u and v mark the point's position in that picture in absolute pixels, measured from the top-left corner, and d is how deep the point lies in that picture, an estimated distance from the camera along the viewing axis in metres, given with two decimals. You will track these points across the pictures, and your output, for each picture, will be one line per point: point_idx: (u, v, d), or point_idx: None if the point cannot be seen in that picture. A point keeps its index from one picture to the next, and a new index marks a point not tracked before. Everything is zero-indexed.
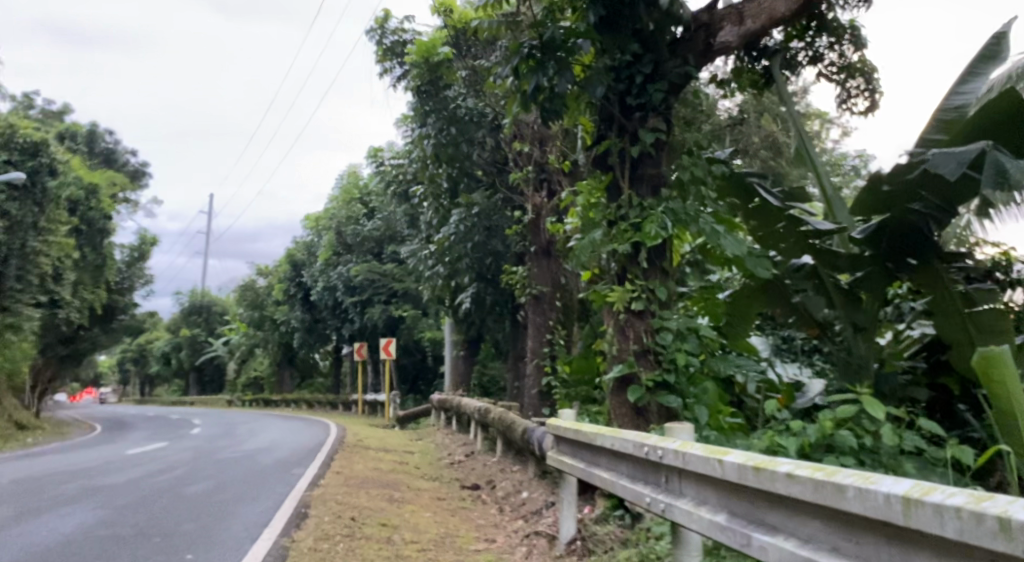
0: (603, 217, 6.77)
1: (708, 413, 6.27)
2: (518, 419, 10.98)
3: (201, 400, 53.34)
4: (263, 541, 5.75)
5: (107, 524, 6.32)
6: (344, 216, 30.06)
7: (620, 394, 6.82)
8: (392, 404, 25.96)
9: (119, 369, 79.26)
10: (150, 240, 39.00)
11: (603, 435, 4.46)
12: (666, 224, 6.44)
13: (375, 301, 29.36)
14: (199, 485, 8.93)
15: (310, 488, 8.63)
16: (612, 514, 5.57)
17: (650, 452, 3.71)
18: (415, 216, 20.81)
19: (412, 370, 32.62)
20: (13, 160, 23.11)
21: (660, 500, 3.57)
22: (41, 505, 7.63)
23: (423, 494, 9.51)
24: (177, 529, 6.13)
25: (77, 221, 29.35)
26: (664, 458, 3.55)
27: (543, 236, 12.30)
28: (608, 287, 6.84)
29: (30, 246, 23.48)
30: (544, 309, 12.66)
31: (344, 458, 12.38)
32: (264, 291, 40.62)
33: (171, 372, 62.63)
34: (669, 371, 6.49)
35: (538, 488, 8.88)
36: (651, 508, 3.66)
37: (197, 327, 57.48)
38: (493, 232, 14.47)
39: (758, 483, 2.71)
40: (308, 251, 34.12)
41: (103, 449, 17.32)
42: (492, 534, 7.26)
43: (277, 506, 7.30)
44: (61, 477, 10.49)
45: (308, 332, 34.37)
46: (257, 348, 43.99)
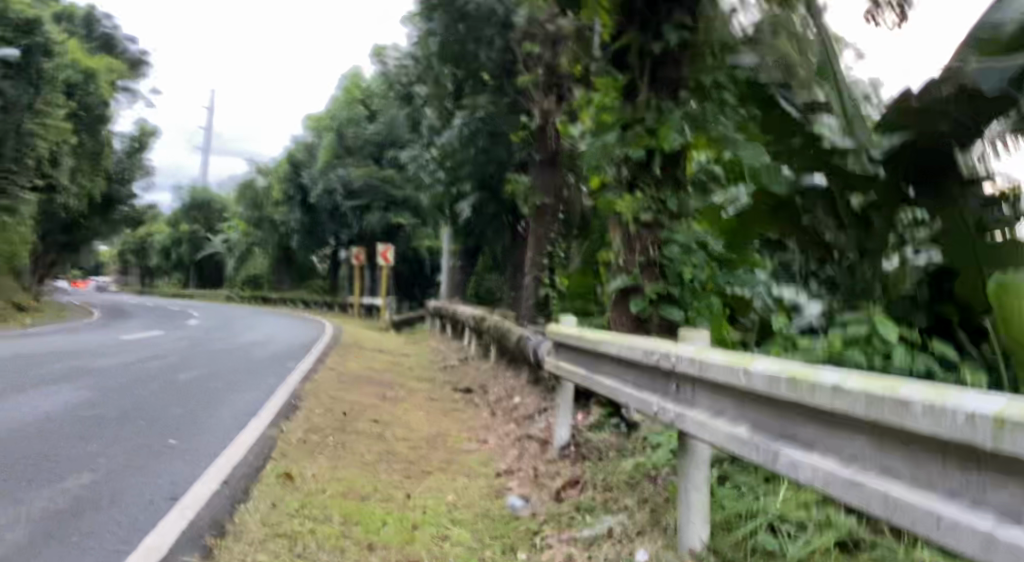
0: (618, 119, 6.55)
1: (712, 327, 6.23)
2: (513, 327, 10.88)
3: (199, 296, 53.64)
4: (252, 430, 5.69)
5: (94, 406, 6.22)
6: (345, 116, 29.35)
7: (621, 307, 6.71)
8: (387, 309, 26.01)
9: (119, 261, 79.53)
10: (150, 131, 38.33)
11: (607, 339, 4.31)
12: (684, 129, 6.22)
13: (374, 205, 28.97)
14: (191, 372, 8.90)
15: (302, 382, 8.59)
16: (607, 421, 5.47)
17: (661, 358, 3.56)
18: (419, 120, 20.25)
19: (410, 277, 32.55)
20: (6, 37, 22.21)
21: (671, 409, 3.43)
22: (31, 382, 7.59)
23: (415, 395, 9.47)
24: (166, 414, 6.06)
25: (74, 106, 28.69)
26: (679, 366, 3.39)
27: (552, 143, 11.80)
28: (616, 194, 6.60)
29: (26, 129, 22.94)
30: (547, 220, 12.19)
31: (339, 356, 12.36)
32: (263, 189, 40.16)
33: (171, 267, 62.85)
34: (675, 285, 6.37)
35: (531, 395, 8.84)
36: (661, 417, 3.52)
37: (196, 222, 57.25)
38: (498, 138, 13.97)
39: (794, 395, 2.53)
40: (308, 151, 33.54)
41: (99, 334, 17.36)
42: (483, 436, 7.23)
43: (268, 397, 7.25)
44: (55, 358, 10.48)
45: (306, 234, 34.17)
46: (256, 247, 43.90)
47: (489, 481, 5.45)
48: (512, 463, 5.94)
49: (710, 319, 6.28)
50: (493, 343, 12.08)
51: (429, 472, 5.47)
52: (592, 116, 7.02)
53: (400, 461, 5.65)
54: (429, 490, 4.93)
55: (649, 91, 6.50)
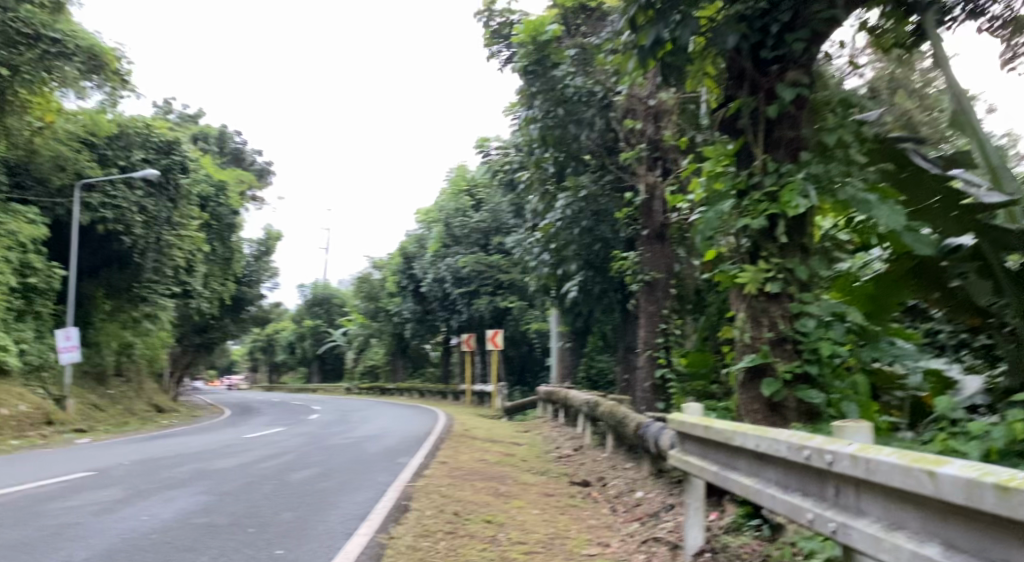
0: (733, 187, 6.12)
1: (860, 410, 5.54)
2: (630, 413, 10.29)
3: (321, 389, 55.14)
4: (360, 537, 5.37)
5: (207, 512, 6.08)
6: (452, 207, 29.99)
7: (752, 389, 6.10)
8: (500, 396, 25.70)
9: (247, 358, 83.54)
10: (274, 234, 40.48)
11: (744, 432, 3.73)
12: (809, 192, 5.71)
13: (482, 292, 29.15)
14: (305, 472, 8.75)
15: (414, 479, 8.28)
16: (746, 523, 4.88)
17: (812, 457, 2.96)
18: (523, 206, 20.31)
19: (521, 362, 32.28)
20: (149, 158, 23.66)
21: (829, 518, 2.82)
22: (151, 487, 7.60)
23: (531, 490, 8.98)
24: (275, 520, 5.83)
25: (205, 216, 30.64)
26: (834, 465, 2.80)
27: (659, 218, 11.30)
28: (736, 267, 6.12)
29: (165, 241, 24.33)
30: (659, 297, 11.48)
31: (452, 449, 12.03)
32: (378, 283, 41.36)
33: (295, 361, 65.28)
34: (812, 362, 5.76)
35: (655, 488, 8.19)
36: (814, 526, 2.91)
37: (317, 318, 59.49)
38: (602, 217, 13.68)
39: (1003, 509, 1.90)
40: (418, 243, 34.39)
41: (224, 433, 17.75)
42: (606, 537, 6.65)
43: (379, 497, 6.96)
44: (179, 459, 10.64)
45: (419, 324, 34.67)
46: (372, 339, 44.99)
47: None
48: None
49: (855, 399, 5.62)
50: (610, 431, 11.49)
51: None
52: (702, 187, 6.60)
53: None
54: None
55: (764, 153, 6.08)
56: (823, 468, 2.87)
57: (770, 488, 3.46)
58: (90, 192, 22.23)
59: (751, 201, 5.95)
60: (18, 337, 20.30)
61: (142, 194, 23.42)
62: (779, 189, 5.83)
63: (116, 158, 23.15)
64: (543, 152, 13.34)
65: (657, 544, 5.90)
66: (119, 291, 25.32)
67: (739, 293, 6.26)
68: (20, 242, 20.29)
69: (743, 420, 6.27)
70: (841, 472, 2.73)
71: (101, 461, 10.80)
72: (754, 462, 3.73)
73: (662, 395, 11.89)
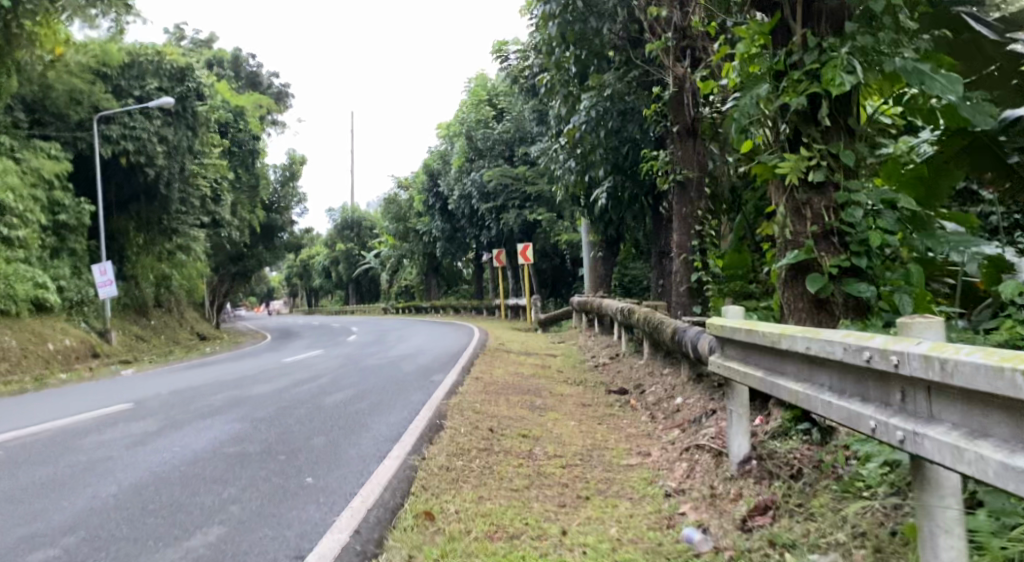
0: (769, 68, 5.59)
1: (914, 302, 5.16)
2: (666, 318, 10.00)
3: (358, 311, 55.74)
4: (390, 462, 5.21)
5: (236, 441, 5.97)
6: (473, 119, 29.28)
7: (795, 286, 5.72)
8: (534, 308, 25.59)
9: (284, 285, 84.75)
10: (298, 159, 40.12)
11: (793, 333, 3.40)
12: (855, 68, 5.18)
13: (510, 206, 28.71)
14: (337, 395, 8.66)
15: (447, 397, 8.14)
16: (794, 428, 4.62)
17: (874, 358, 2.61)
18: (546, 113, 19.60)
19: (553, 274, 32.04)
20: (163, 87, 23.15)
21: (895, 426, 2.49)
22: (185, 416, 7.56)
23: (568, 401, 8.81)
24: (305, 446, 5.70)
25: (226, 143, 30.30)
26: (900, 366, 2.46)
27: (690, 113, 10.68)
28: (776, 157, 5.66)
29: (188, 170, 24.06)
30: (692, 198, 10.99)
31: (487, 365, 11.91)
32: (406, 203, 41.06)
33: (331, 285, 66.05)
34: (859, 255, 5.35)
35: (696, 393, 7.94)
36: (877, 435, 2.60)
37: (349, 241, 59.68)
38: (628, 115, 13.04)
39: None
40: (443, 159, 33.84)
41: (262, 359, 17.89)
42: (645, 446, 6.44)
43: (411, 418, 6.82)
44: (214, 387, 10.65)
45: (449, 241, 34.47)
46: (404, 259, 45.05)
47: (658, 504, 4.70)
48: (683, 480, 5.17)
49: (908, 291, 5.26)
50: (646, 338, 11.24)
51: (587, 497, 4.75)
52: (736, 72, 6.06)
53: (554, 485, 4.98)
54: (589, 521, 4.24)
55: (803, 28, 5.51)
56: (888, 370, 2.54)
57: (824, 393, 3.14)
58: (108, 125, 21.95)
59: (789, 82, 5.44)
60: (54, 274, 20.45)
61: (161, 123, 23.02)
62: (821, 67, 5.29)
63: (130, 88, 22.83)
64: (564, 52, 12.93)
65: (700, 451, 5.68)
66: (148, 224, 25.32)
67: (778, 185, 5.82)
68: (45, 179, 20.19)
69: (787, 321, 5.91)
70: (910, 374, 2.39)
71: (138, 392, 10.84)
72: (804, 366, 3.41)
73: (699, 299, 11.55)
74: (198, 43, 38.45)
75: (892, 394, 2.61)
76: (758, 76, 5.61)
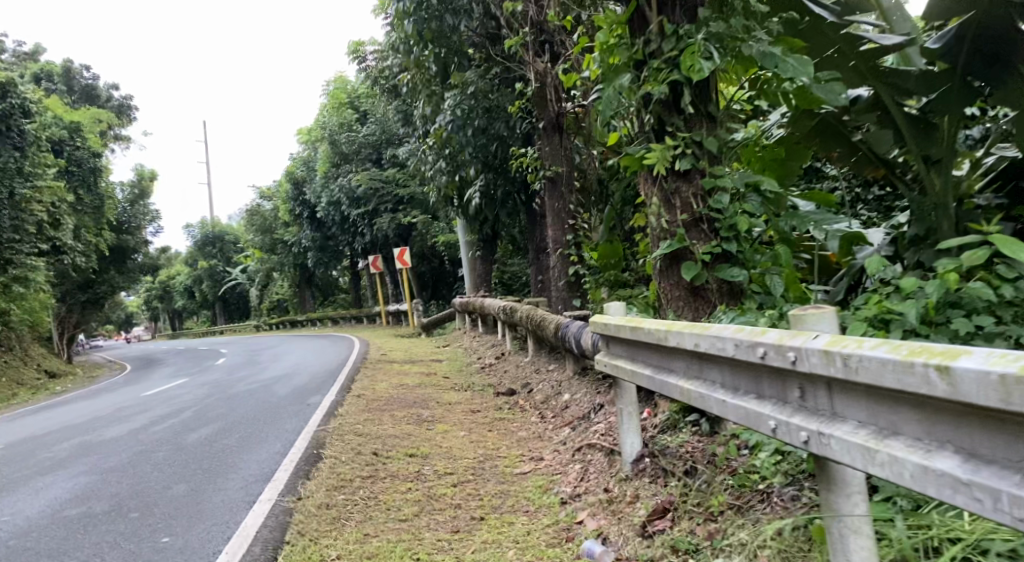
0: (629, 59, 5.53)
1: (785, 283, 5.21)
2: (548, 314, 9.90)
3: (230, 330, 53.19)
4: (262, 505, 4.78)
5: (83, 499, 5.34)
6: (336, 123, 28.40)
7: (671, 275, 5.67)
8: (415, 312, 25.11)
9: (148, 310, 79.89)
10: (150, 175, 37.73)
11: (679, 330, 3.27)
12: (711, 54, 5.17)
13: (381, 210, 28.04)
14: (205, 430, 8.01)
15: (327, 420, 7.68)
16: (683, 420, 4.53)
17: (769, 354, 2.50)
18: (411, 113, 19.19)
19: (432, 275, 31.61)
20: None
21: (800, 425, 2.39)
22: (25, 474, 6.76)
23: (455, 409, 8.51)
24: (163, 498, 5.16)
25: (64, 162, 28.01)
26: (799, 363, 2.35)
27: (554, 107, 10.58)
28: (643, 148, 5.58)
29: (20, 194, 22.01)
30: (562, 193, 10.89)
31: (369, 378, 11.44)
32: (272, 214, 39.44)
33: (199, 305, 62.76)
34: (730, 240, 5.35)
35: (585, 388, 7.83)
36: (781, 435, 2.49)
37: (215, 258, 56.84)
38: (494, 111, 12.83)
39: None
40: (307, 166, 32.69)
41: (122, 393, 16.56)
42: (537, 450, 6.25)
43: (286, 449, 6.35)
44: (64, 433, 9.68)
45: (321, 250, 33.36)
46: (275, 272, 43.30)
47: (555, 515, 4.50)
48: (578, 484, 5.00)
49: (779, 271, 5.31)
50: (529, 335, 11.12)
51: (481, 517, 4.49)
52: (596, 64, 5.97)
53: (444, 508, 4.69)
54: (484, 547, 3.98)
55: (659, 16, 5.46)
56: (786, 367, 2.43)
57: (716, 391, 3.01)
58: None
59: (651, 71, 5.39)
60: None
61: None
62: (680, 55, 5.26)
63: None
64: (423, 50, 12.53)
65: (592, 451, 5.53)
66: None
67: (648, 174, 5.76)
68: None
69: (666, 311, 5.86)
70: (812, 372, 2.29)
71: None
72: (693, 361, 3.29)
73: (578, 292, 11.52)
74: (24, 56, 35.43)
75: (790, 390, 2.51)
76: (621, 67, 5.53)
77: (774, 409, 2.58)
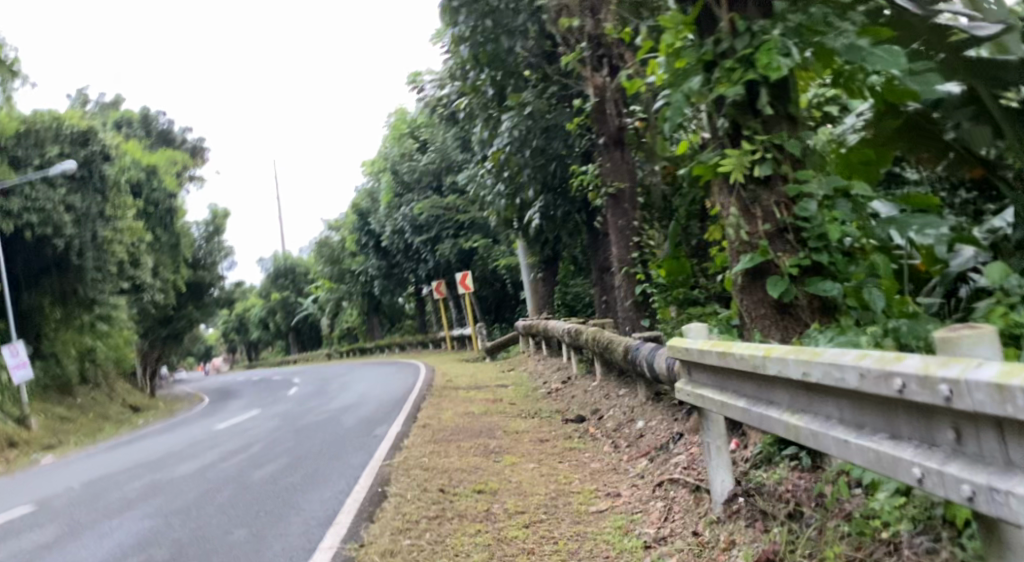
0: (699, 60, 5.10)
1: (884, 296, 4.74)
2: (616, 336, 9.47)
3: (301, 360, 54.04)
4: (322, 553, 4.52)
5: (145, 546, 5.19)
6: (397, 152, 28.66)
7: (754, 293, 5.17)
8: (480, 337, 24.90)
9: (223, 342, 82.06)
10: (221, 212, 38.76)
11: (782, 357, 2.85)
12: (790, 50, 4.76)
13: (444, 236, 28.03)
14: (269, 467, 7.84)
15: (391, 455, 7.42)
16: (780, 454, 4.11)
17: (910, 387, 2.06)
18: (470, 138, 19.08)
19: (496, 299, 31.40)
20: (65, 152, 21.84)
21: (956, 475, 1.95)
22: (93, 516, 6.69)
23: (524, 439, 8.13)
24: (224, 545, 4.97)
25: (140, 203, 28.93)
26: (950, 399, 1.92)
27: (614, 122, 10.26)
28: (716, 154, 5.19)
29: (100, 236, 22.69)
30: (626, 209, 10.41)
31: (435, 407, 11.16)
32: (338, 245, 40.00)
33: (271, 336, 64.11)
34: (820, 251, 4.91)
35: (660, 414, 7.37)
36: (931, 486, 2.06)
37: (285, 289, 58.09)
38: (553, 131, 12.52)
39: None
40: (371, 197, 33.06)
41: (196, 427, 16.71)
42: (613, 484, 5.83)
43: (349, 489, 6.11)
44: (135, 471, 9.67)
45: (386, 279, 33.59)
46: (343, 302, 43.84)
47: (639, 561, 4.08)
48: (662, 524, 4.58)
49: (875, 283, 4.83)
50: (597, 358, 10.69)
51: None
52: (662, 68, 5.58)
53: (517, 553, 4.32)
54: None
55: (729, 11, 5.05)
56: (934, 404, 1.98)
57: (836, 428, 2.57)
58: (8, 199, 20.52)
59: (723, 72, 4.98)
60: None
61: (66, 191, 21.62)
62: (755, 52, 4.85)
63: (28, 157, 21.34)
64: (479, 74, 12.31)
65: (675, 486, 5.10)
66: (64, 297, 23.79)
67: (723, 184, 5.31)
68: None
69: (747, 331, 5.36)
70: (973, 409, 1.82)
71: (50, 487, 9.76)
72: (801, 393, 2.85)
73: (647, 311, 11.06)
74: (102, 104, 36.97)
75: (941, 432, 2.05)
76: (689, 69, 5.11)
77: (920, 454, 2.13)
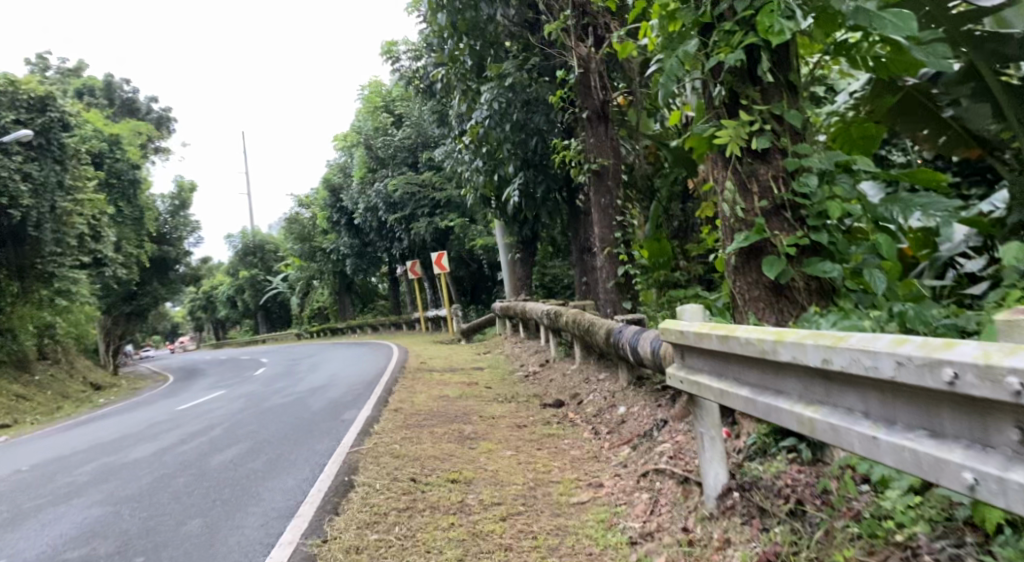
0: (694, 22, 4.77)
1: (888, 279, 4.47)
2: (597, 319, 9.17)
3: (272, 339, 53.22)
4: (282, 548, 4.17)
5: (88, 537, 4.81)
6: (371, 128, 28.05)
7: (748, 272, 4.88)
8: (454, 318, 24.51)
9: (193, 320, 80.72)
10: (190, 186, 37.84)
11: (794, 342, 2.53)
12: (793, 11, 4.43)
13: (418, 214, 27.51)
14: (230, 451, 7.45)
15: (360, 441, 7.07)
16: (776, 446, 3.80)
17: (971, 381, 1.80)
18: (446, 113, 18.60)
19: (470, 279, 30.99)
20: (22, 119, 20.98)
21: None
22: (37, 502, 6.27)
23: (500, 425, 7.80)
24: (174, 538, 4.60)
25: (104, 175, 28.06)
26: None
27: (599, 96, 9.90)
28: (711, 125, 4.87)
29: (60, 208, 21.89)
30: (609, 187, 10.11)
31: (408, 389, 10.78)
32: (310, 222, 39.25)
33: (242, 314, 63.11)
34: (820, 231, 4.62)
35: (644, 400, 7.07)
36: (1000, 497, 1.79)
37: (256, 267, 57.13)
38: (533, 104, 12.12)
39: None
40: (344, 173, 32.41)
41: (160, 406, 16.20)
42: (595, 473, 5.53)
43: (313, 477, 5.76)
44: (90, 453, 9.22)
45: (359, 257, 33.03)
46: (315, 280, 43.14)
47: None
48: (648, 519, 4.27)
49: (877, 264, 4.57)
50: (576, 340, 10.39)
51: None
52: (655, 31, 5.23)
53: (494, 550, 4.00)
54: None
55: None
56: (1001, 400, 1.74)
57: (860, 422, 2.28)
58: None
59: (720, 35, 4.64)
60: None
61: (22, 160, 20.73)
62: (757, 14, 4.49)
63: None
64: (456, 43, 12.12)
65: (660, 477, 4.79)
66: (23, 270, 23.00)
67: (718, 156, 4.98)
68: None
69: (738, 314, 5.09)
70: None
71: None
72: (813, 382, 2.55)
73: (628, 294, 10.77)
74: (65, 72, 35.81)
75: (1000, 432, 1.82)
76: (686, 31, 4.81)
77: (973, 456, 1.88)
